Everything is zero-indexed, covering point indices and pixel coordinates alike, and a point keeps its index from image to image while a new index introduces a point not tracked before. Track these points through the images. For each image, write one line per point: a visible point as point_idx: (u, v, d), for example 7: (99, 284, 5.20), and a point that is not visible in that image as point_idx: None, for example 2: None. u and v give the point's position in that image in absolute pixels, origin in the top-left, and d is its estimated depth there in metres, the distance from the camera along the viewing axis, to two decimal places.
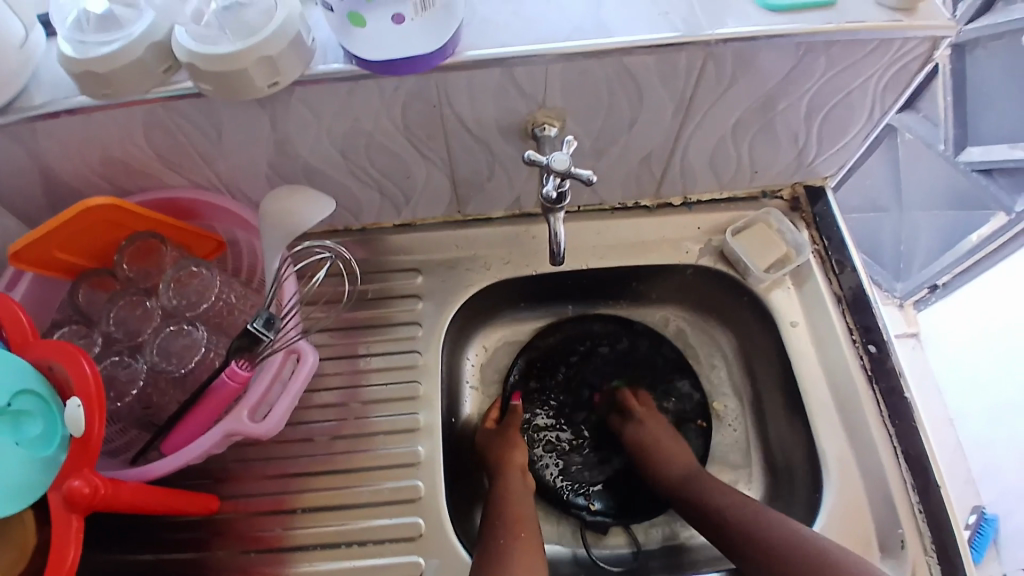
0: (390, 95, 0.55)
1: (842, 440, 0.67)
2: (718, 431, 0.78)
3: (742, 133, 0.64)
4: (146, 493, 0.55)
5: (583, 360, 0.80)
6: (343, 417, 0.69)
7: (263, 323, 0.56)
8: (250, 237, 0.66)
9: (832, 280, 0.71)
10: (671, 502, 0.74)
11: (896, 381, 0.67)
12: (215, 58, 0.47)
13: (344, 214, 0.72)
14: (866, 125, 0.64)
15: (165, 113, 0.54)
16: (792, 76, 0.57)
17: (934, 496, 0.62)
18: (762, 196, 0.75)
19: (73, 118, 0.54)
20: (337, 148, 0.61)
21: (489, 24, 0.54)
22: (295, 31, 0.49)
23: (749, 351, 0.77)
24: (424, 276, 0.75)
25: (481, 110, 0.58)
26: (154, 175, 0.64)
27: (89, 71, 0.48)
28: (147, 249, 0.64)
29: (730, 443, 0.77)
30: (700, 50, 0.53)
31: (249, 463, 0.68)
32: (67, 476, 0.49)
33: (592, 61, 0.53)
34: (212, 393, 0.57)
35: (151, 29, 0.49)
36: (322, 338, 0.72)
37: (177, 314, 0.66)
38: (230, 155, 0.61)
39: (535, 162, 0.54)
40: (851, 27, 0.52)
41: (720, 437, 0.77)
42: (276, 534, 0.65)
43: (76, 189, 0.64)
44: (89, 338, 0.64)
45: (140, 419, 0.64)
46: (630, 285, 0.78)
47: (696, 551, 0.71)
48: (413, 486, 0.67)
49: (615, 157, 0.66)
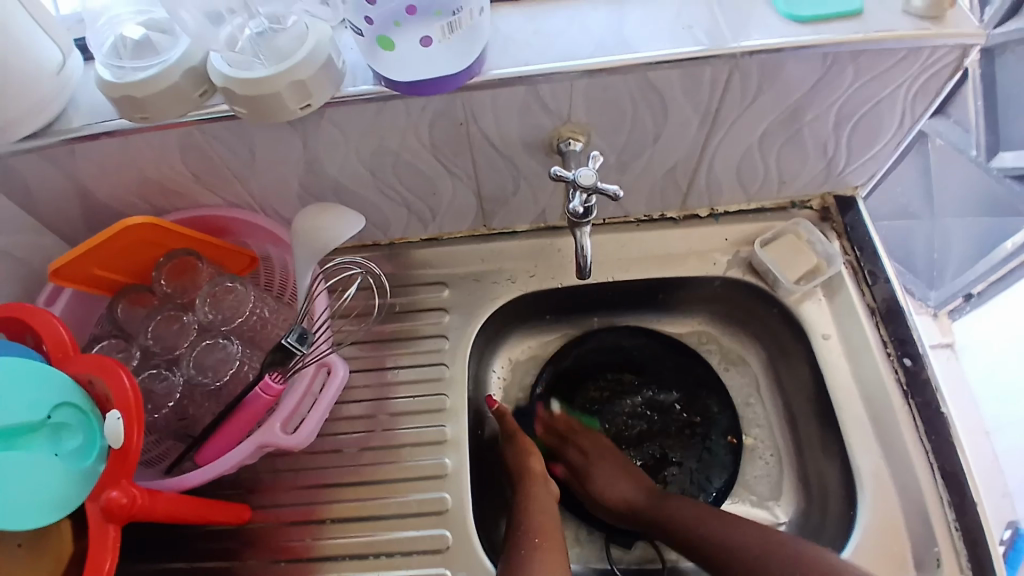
0: (417, 114, 0.56)
1: (877, 455, 0.65)
2: (749, 461, 0.75)
3: (769, 144, 0.64)
4: (180, 503, 0.56)
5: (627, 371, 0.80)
6: (371, 429, 0.70)
7: (296, 338, 0.58)
8: (282, 253, 0.68)
9: (864, 291, 0.70)
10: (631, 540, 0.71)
11: (932, 396, 0.65)
12: (248, 82, 0.49)
13: (372, 229, 0.73)
14: (896, 134, 0.63)
15: (200, 135, 0.57)
16: (820, 86, 0.56)
17: (971, 513, 0.61)
18: (791, 206, 0.74)
19: (111, 140, 0.57)
20: (365, 166, 0.62)
21: (515, 42, 0.55)
22: (326, 56, 0.50)
23: (777, 361, 0.76)
24: (450, 290, 0.75)
25: (506, 127, 0.59)
26: (189, 194, 0.66)
27: (125, 96, 0.51)
28: (183, 266, 0.66)
29: (760, 475, 0.74)
30: (725, 63, 0.53)
31: (279, 474, 0.69)
32: (105, 487, 0.50)
33: (616, 77, 0.54)
34: (245, 407, 0.59)
35: (186, 56, 0.51)
36: (352, 351, 0.74)
37: (213, 328, 0.67)
38: (261, 174, 0.63)
39: (561, 178, 0.55)
40: (878, 37, 0.52)
41: (750, 467, 0.75)
42: (305, 544, 0.66)
43: (114, 207, 0.66)
44: (127, 352, 0.66)
45: (176, 431, 0.66)
46: (656, 297, 0.78)
47: None
48: (440, 498, 0.67)
49: (640, 170, 0.66)
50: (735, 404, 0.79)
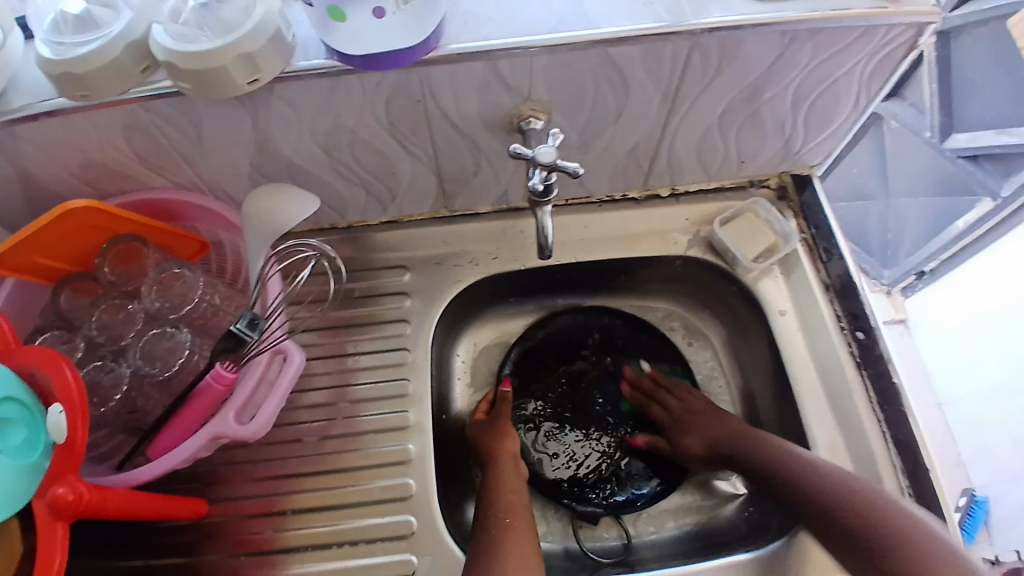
0: (373, 90, 0.54)
1: (832, 426, 0.67)
2: None
3: (729, 123, 0.64)
4: (133, 499, 0.54)
5: (594, 351, 0.80)
6: (332, 417, 0.69)
7: (246, 323, 0.54)
8: (233, 237, 0.65)
9: (819, 268, 0.71)
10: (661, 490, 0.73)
11: (884, 366, 0.66)
12: (193, 56, 0.47)
13: (329, 211, 0.71)
14: (851, 113, 0.64)
15: (146, 114, 0.54)
16: (778, 64, 0.56)
17: (924, 481, 0.62)
18: (749, 185, 0.75)
19: (52, 122, 0.54)
20: (320, 145, 0.60)
21: (472, 16, 0.53)
22: (275, 28, 0.48)
23: (737, 340, 0.77)
24: (411, 273, 0.74)
25: (466, 104, 0.57)
26: (137, 177, 0.63)
27: (66, 73, 0.48)
28: (129, 252, 0.63)
29: None
30: (685, 40, 0.53)
31: (238, 465, 0.67)
32: (52, 482, 0.48)
33: (576, 52, 0.53)
34: (197, 395, 0.56)
35: (128, 29, 0.48)
36: (310, 338, 0.72)
37: (161, 317, 0.65)
38: (212, 154, 0.60)
39: (521, 156, 0.54)
40: (836, 15, 0.52)
41: None
42: (267, 536, 0.65)
43: (57, 193, 0.63)
44: (71, 343, 0.63)
45: (126, 424, 0.63)
46: (620, 277, 0.78)
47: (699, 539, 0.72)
48: (404, 484, 0.66)
49: (603, 149, 0.66)
50: (700, 378, 0.80)
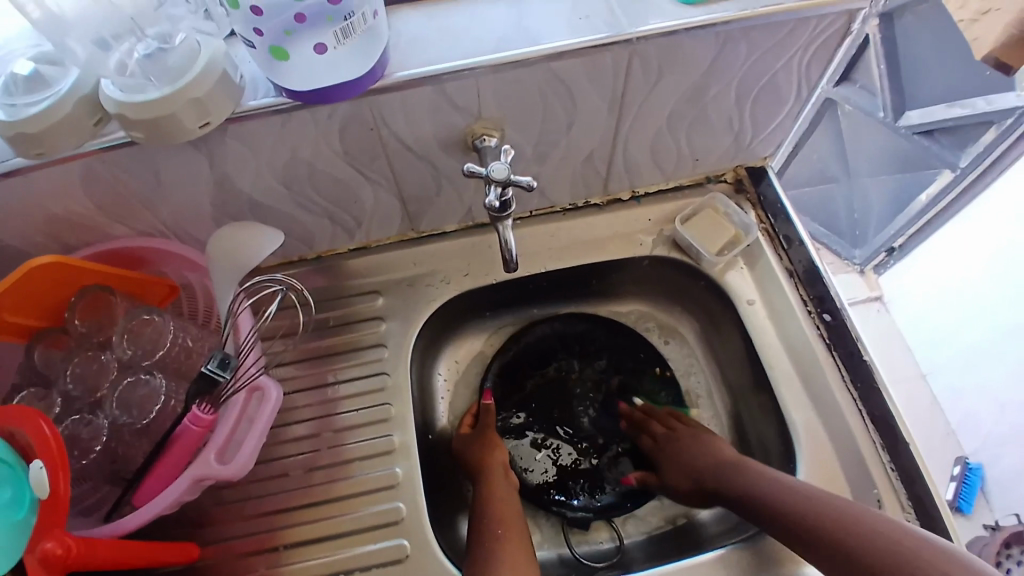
0: (325, 122, 0.55)
1: (809, 408, 0.68)
2: None
3: (679, 123, 0.65)
4: (120, 550, 0.54)
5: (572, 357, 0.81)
6: (317, 448, 0.69)
7: (217, 364, 0.56)
8: (202, 277, 0.66)
9: (782, 256, 0.73)
10: (650, 493, 0.74)
11: (854, 345, 0.68)
12: (141, 105, 0.47)
13: (296, 243, 0.72)
14: (796, 104, 0.66)
15: (102, 164, 0.54)
16: (718, 63, 0.58)
17: (904, 453, 0.64)
18: (707, 181, 0.77)
19: (9, 181, 0.54)
20: (278, 180, 0.61)
21: (414, 43, 0.55)
22: (221, 69, 0.49)
23: (711, 333, 0.78)
24: (384, 297, 0.74)
25: (418, 127, 0.58)
26: (100, 227, 0.63)
27: (20, 133, 0.48)
28: (97, 302, 0.62)
29: None
30: (624, 49, 0.54)
31: (226, 505, 0.67)
32: (38, 539, 0.48)
33: (520, 70, 0.54)
34: (177, 440, 0.57)
35: (77, 84, 0.48)
36: (286, 372, 0.72)
37: (135, 364, 0.65)
38: (171, 199, 0.61)
39: (475, 174, 0.55)
40: (767, 12, 0.54)
41: None
42: (261, 574, 0.64)
43: (22, 250, 0.63)
44: (48, 399, 0.63)
45: (109, 475, 0.63)
46: (592, 282, 0.79)
47: (699, 531, 0.72)
48: (395, 507, 0.66)
49: (559, 160, 0.67)
50: (679, 375, 0.81)
